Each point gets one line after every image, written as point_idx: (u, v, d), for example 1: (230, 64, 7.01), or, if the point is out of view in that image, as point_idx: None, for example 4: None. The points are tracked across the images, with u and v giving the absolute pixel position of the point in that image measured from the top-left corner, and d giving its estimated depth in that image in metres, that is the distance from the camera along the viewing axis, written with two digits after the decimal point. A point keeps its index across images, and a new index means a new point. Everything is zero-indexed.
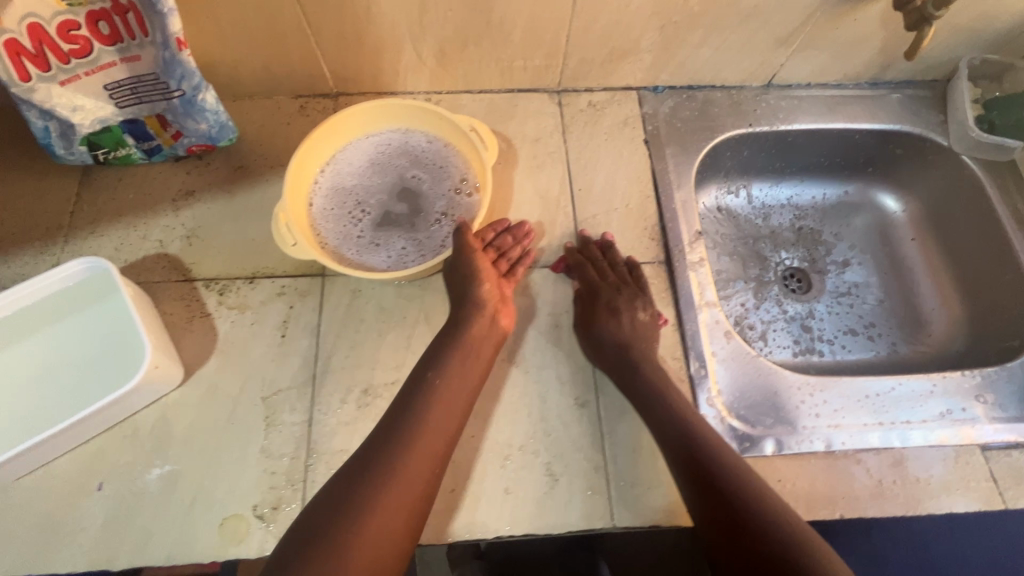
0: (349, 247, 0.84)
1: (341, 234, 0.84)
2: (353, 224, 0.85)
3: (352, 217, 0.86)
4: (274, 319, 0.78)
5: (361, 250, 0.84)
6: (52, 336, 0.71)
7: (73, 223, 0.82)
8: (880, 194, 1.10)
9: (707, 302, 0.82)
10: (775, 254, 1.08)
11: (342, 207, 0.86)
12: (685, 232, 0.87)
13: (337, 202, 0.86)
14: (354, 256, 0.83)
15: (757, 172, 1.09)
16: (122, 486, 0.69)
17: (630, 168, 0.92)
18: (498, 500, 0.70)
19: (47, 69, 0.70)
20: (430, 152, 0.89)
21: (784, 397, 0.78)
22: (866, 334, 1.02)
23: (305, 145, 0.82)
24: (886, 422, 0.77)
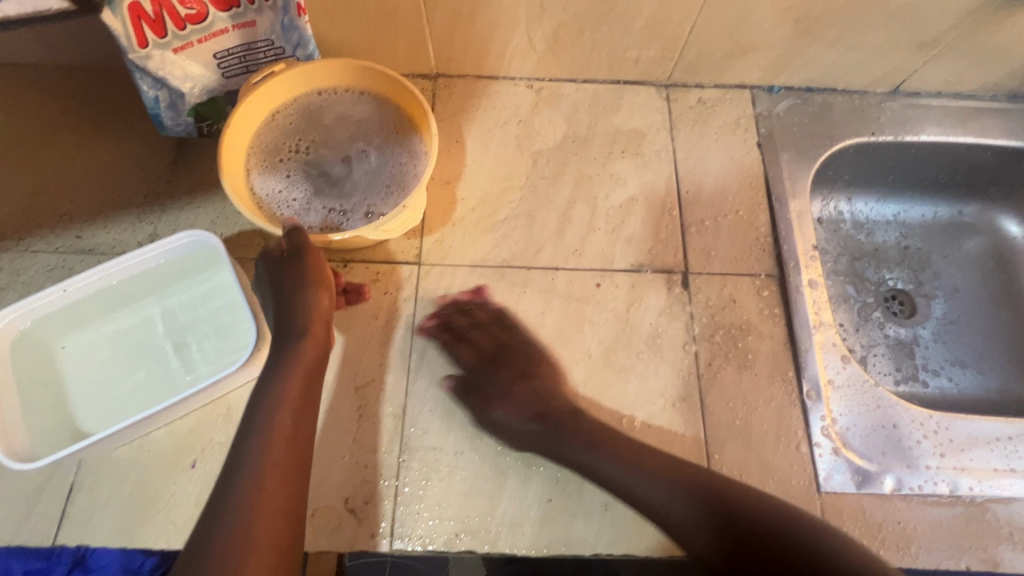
0: (261, 157, 0.76)
1: (274, 142, 0.77)
2: (292, 145, 0.77)
3: (300, 141, 0.78)
4: (369, 306, 0.76)
5: (268, 161, 0.76)
6: (152, 309, 0.70)
7: (170, 192, 0.81)
8: (1001, 217, 1.01)
9: (822, 323, 0.77)
10: (877, 274, 1.01)
11: (301, 136, 0.78)
12: (801, 245, 0.81)
13: (304, 126, 0.78)
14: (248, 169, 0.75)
15: (865, 185, 1.01)
16: (215, 465, 0.67)
17: (741, 173, 0.87)
18: (596, 515, 0.67)
19: (164, 35, 0.69)
20: (401, 172, 0.76)
21: (903, 432, 0.72)
22: (976, 367, 0.95)
23: (332, 69, 0.76)
24: (1019, 470, 0.71)
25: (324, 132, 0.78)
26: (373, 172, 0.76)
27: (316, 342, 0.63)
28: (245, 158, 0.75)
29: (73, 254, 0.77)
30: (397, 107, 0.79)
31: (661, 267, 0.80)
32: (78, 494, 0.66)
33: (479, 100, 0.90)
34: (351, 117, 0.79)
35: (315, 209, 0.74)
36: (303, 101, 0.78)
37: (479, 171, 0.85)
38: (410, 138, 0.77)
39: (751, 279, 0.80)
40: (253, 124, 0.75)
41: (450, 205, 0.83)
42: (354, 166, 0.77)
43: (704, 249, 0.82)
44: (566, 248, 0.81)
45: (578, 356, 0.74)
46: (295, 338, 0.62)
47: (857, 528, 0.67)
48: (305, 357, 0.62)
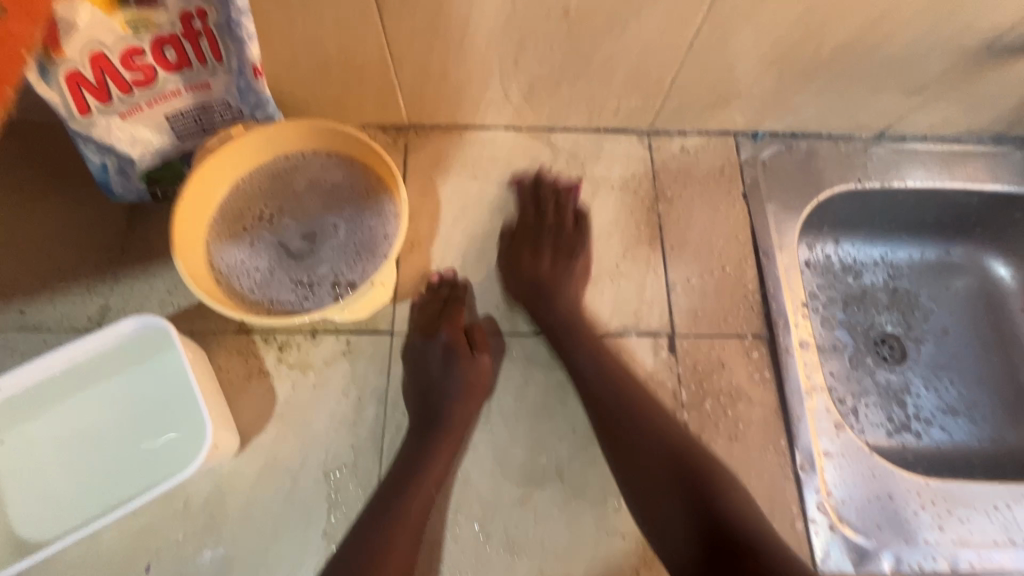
0: (223, 226, 0.71)
1: (237, 209, 0.72)
2: (256, 210, 0.72)
3: (264, 208, 0.73)
4: (338, 381, 0.71)
5: (230, 229, 0.71)
6: (100, 398, 0.64)
7: (124, 260, 0.76)
8: (989, 258, 1.00)
9: (814, 387, 0.74)
10: (866, 318, 0.99)
11: (267, 201, 0.73)
12: (789, 302, 0.79)
13: (270, 189, 0.73)
14: (210, 239, 0.70)
15: (850, 227, 1.00)
16: (173, 567, 0.62)
17: (727, 225, 0.84)
18: None
19: (108, 101, 0.64)
20: (372, 240, 0.71)
21: (900, 503, 0.69)
22: (969, 416, 0.93)
23: (297, 130, 0.71)
24: (1018, 541, 0.68)
25: (290, 197, 0.73)
26: (343, 240, 0.72)
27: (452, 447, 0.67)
28: (205, 229, 0.70)
29: (16, 331, 0.72)
30: (367, 168, 0.74)
31: (647, 329, 0.77)
32: None
33: (454, 152, 0.86)
34: (318, 178, 0.74)
35: (281, 283, 0.69)
36: (266, 162, 0.73)
37: (455, 230, 0.81)
38: (382, 202, 0.73)
39: (739, 340, 0.77)
40: (212, 191, 0.70)
41: (425, 268, 0.79)
42: (324, 234, 0.72)
43: (690, 308, 0.78)
44: None
45: (561, 432, 0.70)
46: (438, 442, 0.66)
47: None
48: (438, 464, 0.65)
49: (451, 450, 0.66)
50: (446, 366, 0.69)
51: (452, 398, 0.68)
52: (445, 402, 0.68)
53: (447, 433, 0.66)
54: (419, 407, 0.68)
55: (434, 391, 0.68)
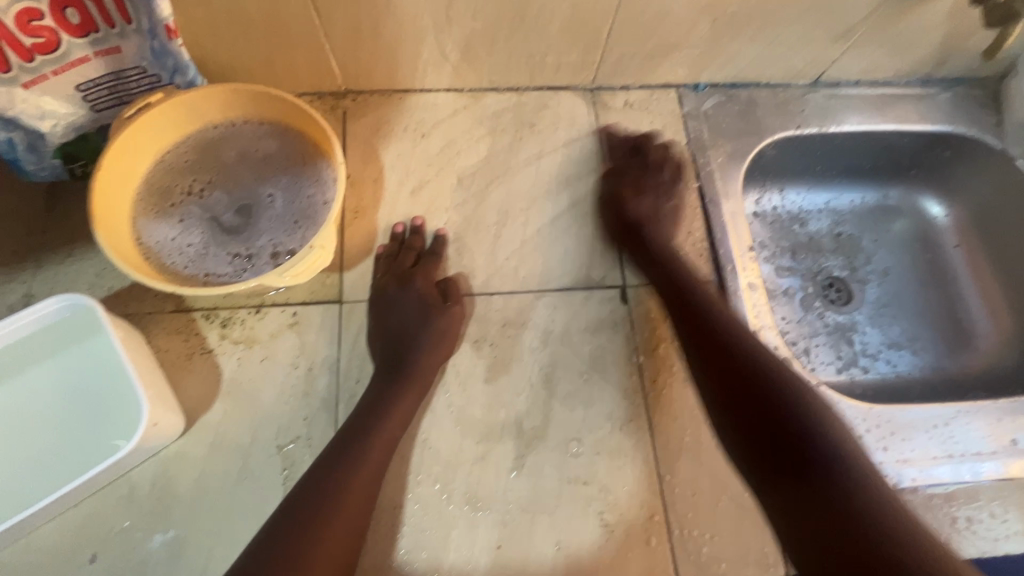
0: (150, 202, 0.67)
1: (164, 184, 0.68)
2: (185, 186, 0.69)
3: (193, 180, 0.69)
4: (286, 353, 0.69)
5: (157, 205, 0.67)
6: (26, 386, 0.60)
7: (45, 245, 0.71)
8: (924, 198, 1.04)
9: (763, 326, 0.76)
10: (814, 263, 1.02)
11: (195, 174, 0.70)
12: (736, 246, 0.80)
13: (198, 161, 0.70)
14: (137, 216, 0.66)
15: (794, 176, 1.02)
16: (121, 555, 0.60)
17: (673, 176, 0.85)
18: (549, 555, 0.64)
19: (6, 70, 0.59)
20: (309, 206, 0.69)
21: (846, 429, 0.72)
22: (911, 348, 0.97)
23: (220, 96, 0.67)
24: (956, 455, 0.72)
25: (222, 170, 0.70)
26: (280, 207, 0.69)
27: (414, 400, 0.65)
28: (128, 206, 0.66)
29: None
30: (299, 132, 0.71)
31: (599, 282, 0.77)
32: None
33: (395, 116, 0.84)
34: (248, 146, 0.71)
35: (216, 255, 0.66)
36: (192, 135, 0.70)
37: (399, 195, 0.79)
38: (318, 167, 0.70)
39: None
40: (134, 166, 0.66)
41: (372, 235, 0.77)
42: (258, 204, 0.69)
43: None
44: (498, 271, 0.76)
45: (519, 387, 0.70)
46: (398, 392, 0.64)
47: None
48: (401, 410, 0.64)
49: (420, 388, 0.66)
50: (420, 316, 0.69)
51: (422, 341, 0.68)
52: (414, 345, 0.68)
53: (415, 377, 0.66)
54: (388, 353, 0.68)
55: (403, 337, 0.68)
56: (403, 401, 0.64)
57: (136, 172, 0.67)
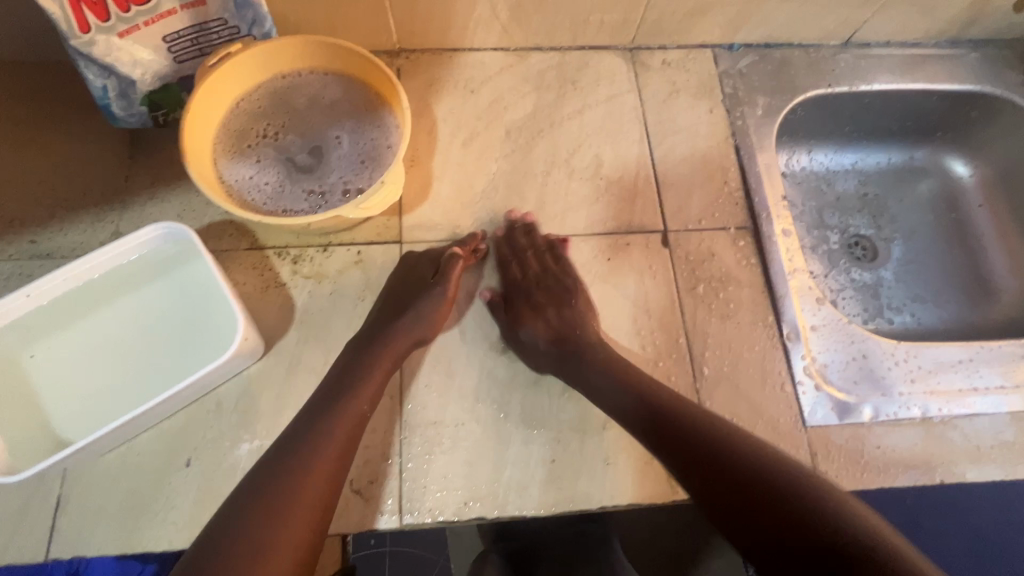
0: (229, 145, 0.73)
1: (241, 129, 0.74)
2: (260, 130, 0.74)
3: (266, 125, 0.75)
4: (353, 287, 0.75)
5: (235, 147, 0.73)
6: (127, 308, 0.66)
7: (130, 188, 0.77)
8: (949, 158, 1.07)
9: (796, 269, 0.80)
10: (840, 221, 1.06)
11: (268, 121, 0.75)
12: (770, 195, 0.84)
13: (270, 109, 0.75)
14: (219, 158, 0.72)
15: (823, 136, 1.06)
16: (212, 461, 0.66)
17: (710, 130, 0.89)
18: (599, 470, 0.69)
19: (106, 19, 0.64)
20: (373, 149, 0.74)
21: (875, 362, 0.76)
22: (936, 302, 1.01)
23: (291, 47, 0.73)
24: (980, 388, 0.76)
25: (293, 116, 0.75)
26: (346, 151, 0.74)
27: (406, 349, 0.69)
28: (211, 148, 0.72)
29: (30, 259, 0.73)
30: (363, 83, 0.76)
31: (641, 227, 0.82)
32: (66, 506, 0.63)
33: (446, 73, 0.88)
34: (315, 96, 0.76)
35: (291, 194, 0.72)
36: (264, 84, 0.76)
37: (452, 145, 0.84)
38: (381, 114, 0.76)
39: (725, 232, 0.82)
40: (215, 110, 0.72)
41: (427, 182, 0.82)
42: (326, 148, 0.74)
43: (680, 206, 0.83)
44: (546, 218, 0.81)
45: None
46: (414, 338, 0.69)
47: (842, 455, 0.71)
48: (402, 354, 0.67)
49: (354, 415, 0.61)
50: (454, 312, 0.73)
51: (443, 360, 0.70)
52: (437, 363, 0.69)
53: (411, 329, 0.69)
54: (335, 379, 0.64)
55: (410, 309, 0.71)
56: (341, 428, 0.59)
57: (217, 117, 0.73)
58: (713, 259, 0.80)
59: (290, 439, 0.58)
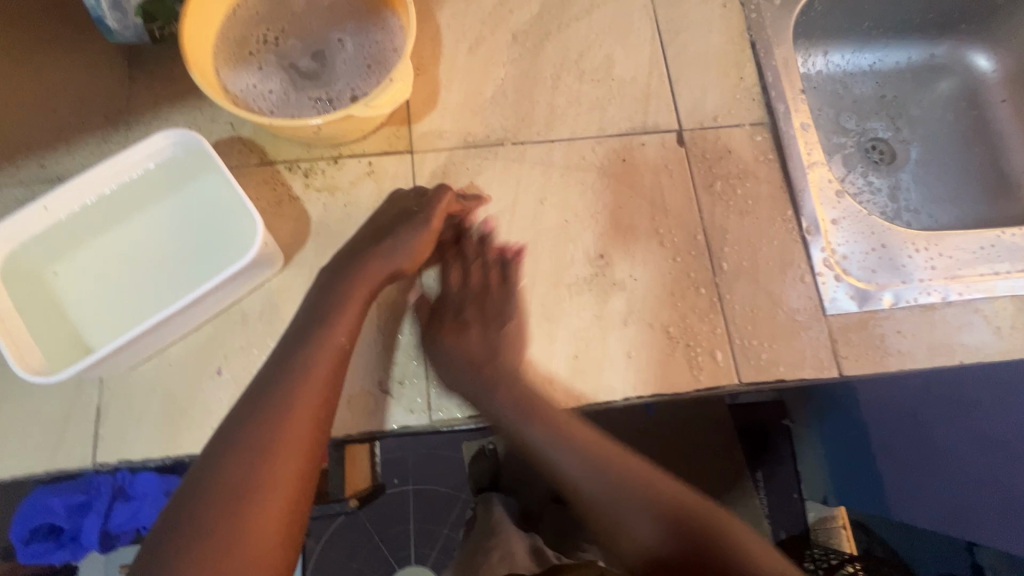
0: (229, 53, 0.70)
1: (240, 36, 0.71)
2: (260, 36, 0.72)
3: (266, 32, 0.72)
4: (367, 198, 0.74)
5: (235, 56, 0.70)
6: (145, 221, 0.66)
7: (133, 108, 0.75)
8: (972, 52, 1.04)
9: (815, 162, 0.79)
10: (858, 125, 1.04)
11: (266, 26, 0.72)
12: (788, 88, 0.82)
13: (269, 14, 0.72)
14: (221, 67, 0.70)
15: (841, 36, 1.02)
16: (242, 368, 0.67)
17: (724, 24, 0.85)
18: (621, 363, 0.70)
19: None
20: (378, 49, 0.72)
21: (895, 252, 0.76)
22: (955, 201, 0.99)
23: None
24: (1001, 273, 0.76)
25: (293, 21, 0.73)
26: (349, 53, 0.72)
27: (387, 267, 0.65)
28: (211, 57, 0.70)
29: (41, 183, 0.72)
30: None
31: (655, 128, 0.80)
32: (106, 415, 0.65)
33: None
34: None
35: (297, 100, 0.70)
36: None
37: (457, 52, 0.81)
38: (383, 14, 0.73)
39: (742, 128, 0.80)
40: (211, 16, 0.69)
41: (435, 90, 0.80)
42: (329, 52, 0.72)
43: (695, 105, 0.81)
44: (558, 122, 0.79)
45: (585, 222, 0.75)
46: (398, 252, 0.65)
47: (862, 341, 0.72)
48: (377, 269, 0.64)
49: (321, 379, 0.57)
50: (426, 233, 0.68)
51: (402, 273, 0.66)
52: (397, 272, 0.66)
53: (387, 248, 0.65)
54: (291, 342, 0.59)
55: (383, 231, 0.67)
56: (312, 389, 0.56)
57: (214, 24, 0.70)
58: (731, 156, 0.79)
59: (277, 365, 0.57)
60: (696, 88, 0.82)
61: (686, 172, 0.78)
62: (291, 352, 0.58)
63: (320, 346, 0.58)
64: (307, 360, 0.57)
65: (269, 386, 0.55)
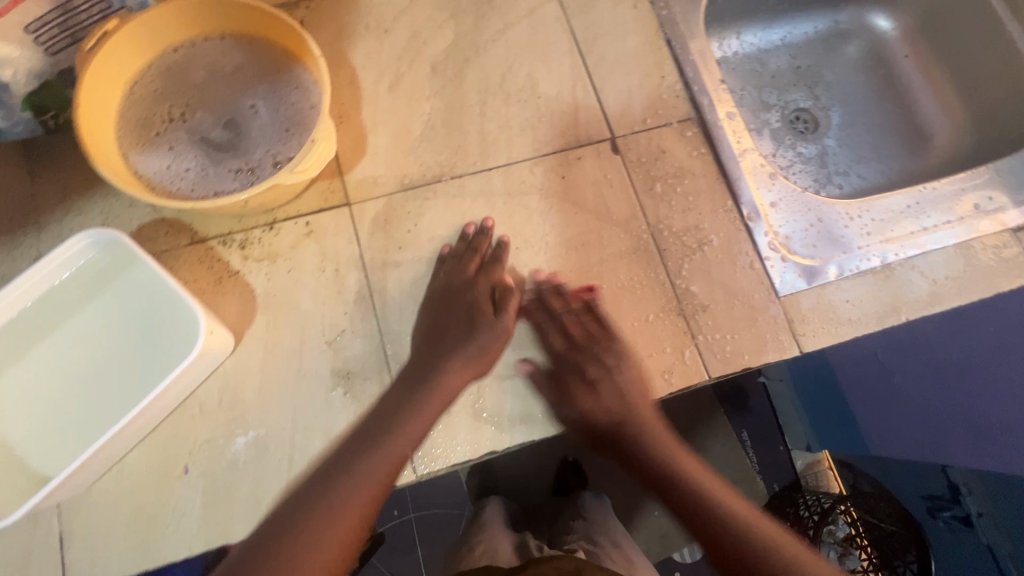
0: (135, 136, 0.67)
1: (142, 114, 0.67)
2: (164, 111, 0.68)
3: (170, 107, 0.68)
4: (311, 260, 0.72)
5: (142, 137, 0.67)
6: (76, 329, 0.62)
7: (41, 206, 0.70)
8: (871, 14, 1.09)
9: (746, 149, 0.81)
10: (780, 99, 1.08)
11: (170, 100, 0.68)
12: (709, 80, 0.83)
13: (171, 87, 0.69)
14: (129, 152, 0.66)
15: (749, 16, 1.06)
16: (210, 462, 0.64)
17: (638, 25, 0.86)
18: (596, 381, 0.71)
19: None
20: (293, 109, 0.69)
21: (833, 223, 0.79)
22: (878, 159, 1.04)
23: (174, 12, 0.66)
24: (930, 227, 0.80)
25: (197, 90, 0.69)
26: (264, 117, 0.69)
27: (467, 348, 0.66)
28: (116, 142, 0.66)
29: None
30: (266, 41, 0.71)
31: (589, 139, 0.80)
32: (71, 540, 0.61)
33: (354, 16, 0.82)
34: (217, 64, 0.70)
35: (218, 175, 0.67)
36: (158, 62, 0.69)
37: (378, 93, 0.79)
38: (293, 70, 0.70)
39: (672, 127, 0.81)
40: (107, 100, 0.65)
41: (362, 136, 0.77)
42: (243, 118, 0.69)
43: (623, 111, 0.82)
44: (493, 149, 0.78)
45: (536, 246, 0.75)
46: (476, 338, 0.67)
47: (816, 316, 0.75)
48: (461, 352, 0.66)
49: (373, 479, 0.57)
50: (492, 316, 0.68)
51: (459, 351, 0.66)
52: (446, 347, 0.66)
53: (466, 333, 0.67)
54: (356, 444, 0.59)
55: (462, 310, 0.69)
56: (379, 471, 0.57)
57: (113, 107, 0.66)
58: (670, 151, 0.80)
59: (354, 446, 0.59)
60: (620, 93, 0.82)
61: (626, 180, 0.79)
62: (367, 432, 0.60)
63: (386, 451, 0.59)
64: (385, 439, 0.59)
65: (317, 493, 0.55)
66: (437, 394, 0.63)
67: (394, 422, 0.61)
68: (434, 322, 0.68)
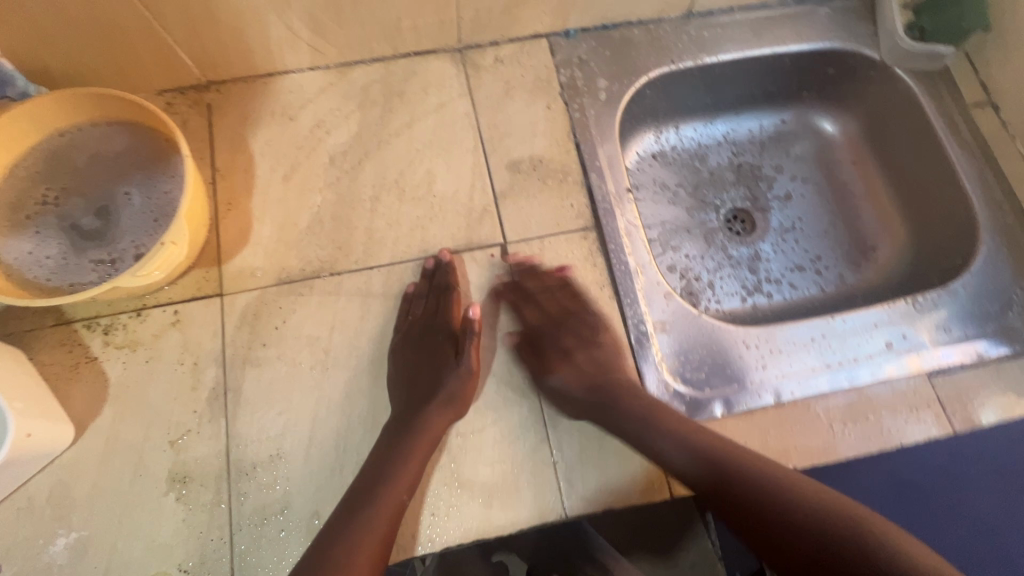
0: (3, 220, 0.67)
1: (15, 198, 0.68)
2: (37, 196, 0.68)
3: (44, 192, 0.69)
4: (171, 351, 0.71)
5: (10, 222, 0.67)
6: None
7: None
8: (818, 116, 1.05)
9: (642, 265, 0.77)
10: (717, 198, 1.02)
11: (44, 186, 0.69)
12: (614, 189, 0.81)
13: (48, 172, 0.69)
14: None
15: (688, 112, 1.02)
16: (25, 562, 0.62)
17: (549, 127, 0.84)
18: (443, 507, 0.67)
19: None
20: (164, 200, 0.69)
21: (727, 352, 0.74)
22: (814, 269, 0.97)
23: (55, 104, 0.67)
24: (834, 364, 0.75)
25: (74, 176, 0.70)
26: (136, 208, 0.69)
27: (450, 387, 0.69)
28: None
29: None
30: (148, 132, 0.71)
31: (480, 243, 0.78)
32: None
33: (261, 102, 0.82)
34: (97, 151, 0.71)
35: (78, 265, 0.66)
36: (40, 146, 0.69)
37: (271, 181, 0.79)
38: (171, 162, 0.71)
39: (568, 236, 0.79)
40: None
41: (247, 225, 0.77)
42: (115, 207, 0.69)
43: (520, 215, 0.79)
44: (378, 247, 0.77)
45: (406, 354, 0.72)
46: (459, 375, 0.70)
47: None
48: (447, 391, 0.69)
49: (392, 509, 0.62)
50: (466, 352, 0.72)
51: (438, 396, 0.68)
52: (427, 391, 0.69)
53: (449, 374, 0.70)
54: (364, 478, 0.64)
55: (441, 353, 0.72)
56: (381, 517, 0.61)
57: None
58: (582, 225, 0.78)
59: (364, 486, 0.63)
60: (521, 196, 0.80)
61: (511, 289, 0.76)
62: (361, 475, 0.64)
63: (384, 498, 0.62)
64: (386, 484, 0.63)
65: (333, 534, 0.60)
66: (425, 442, 0.66)
67: (378, 472, 0.64)
68: (408, 372, 0.71)
